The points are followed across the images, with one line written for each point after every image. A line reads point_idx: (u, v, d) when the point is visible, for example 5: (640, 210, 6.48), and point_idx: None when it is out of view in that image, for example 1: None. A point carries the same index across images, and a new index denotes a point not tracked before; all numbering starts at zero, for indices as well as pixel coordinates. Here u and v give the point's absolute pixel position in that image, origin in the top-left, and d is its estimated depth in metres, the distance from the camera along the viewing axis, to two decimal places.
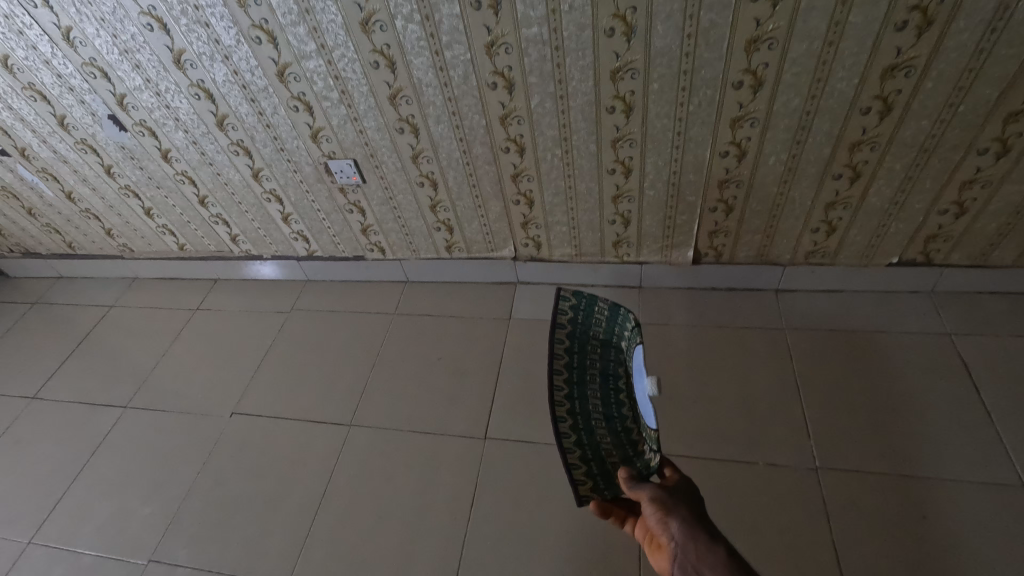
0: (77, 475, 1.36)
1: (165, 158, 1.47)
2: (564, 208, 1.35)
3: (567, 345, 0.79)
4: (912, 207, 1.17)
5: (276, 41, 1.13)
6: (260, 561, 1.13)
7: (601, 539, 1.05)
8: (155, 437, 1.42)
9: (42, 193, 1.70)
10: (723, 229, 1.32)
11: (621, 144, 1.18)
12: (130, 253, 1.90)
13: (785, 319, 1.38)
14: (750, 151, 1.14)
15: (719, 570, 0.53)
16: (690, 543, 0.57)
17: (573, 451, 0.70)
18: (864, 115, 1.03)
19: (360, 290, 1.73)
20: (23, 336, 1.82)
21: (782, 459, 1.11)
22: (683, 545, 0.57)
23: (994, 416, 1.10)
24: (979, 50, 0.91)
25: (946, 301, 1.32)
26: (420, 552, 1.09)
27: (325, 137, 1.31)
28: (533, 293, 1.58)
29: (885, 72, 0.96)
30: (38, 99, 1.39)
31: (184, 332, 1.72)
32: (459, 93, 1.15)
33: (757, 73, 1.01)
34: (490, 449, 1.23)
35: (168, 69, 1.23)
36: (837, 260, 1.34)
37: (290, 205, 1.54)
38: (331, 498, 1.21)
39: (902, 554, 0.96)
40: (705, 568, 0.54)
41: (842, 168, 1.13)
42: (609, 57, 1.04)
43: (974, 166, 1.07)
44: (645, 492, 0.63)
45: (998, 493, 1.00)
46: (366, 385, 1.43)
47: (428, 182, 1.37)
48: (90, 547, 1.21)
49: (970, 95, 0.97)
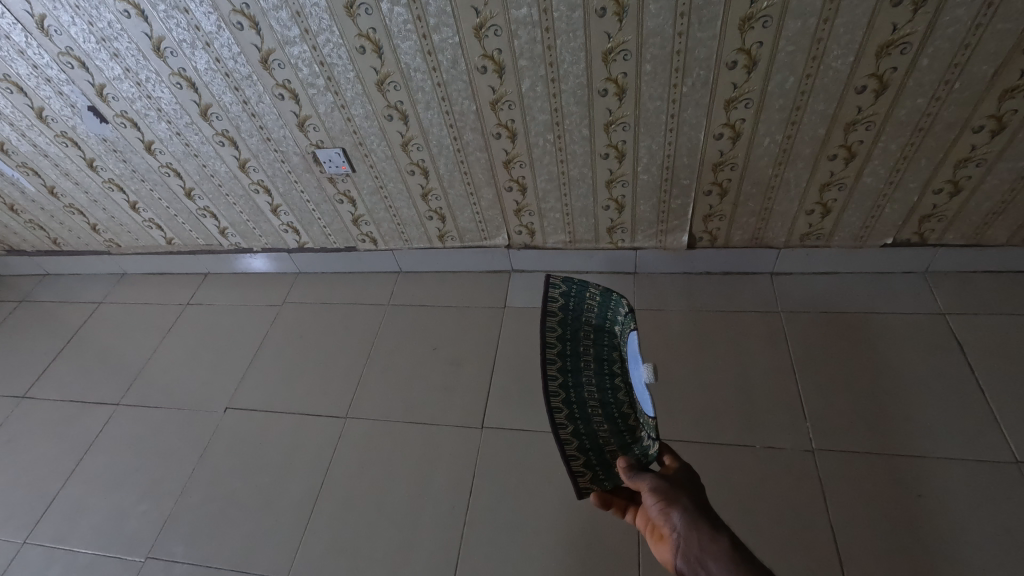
0: (70, 474, 1.35)
1: (149, 150, 1.43)
2: (557, 194, 1.34)
3: (559, 332, 0.76)
4: (907, 186, 1.17)
5: (258, 26, 1.10)
6: (260, 556, 1.12)
7: (600, 525, 1.05)
8: (149, 434, 1.40)
9: (23, 188, 1.66)
10: (718, 213, 1.31)
11: (614, 127, 1.16)
12: (117, 248, 1.87)
13: (780, 301, 1.38)
14: (744, 133, 1.13)
15: (724, 561, 0.52)
16: (692, 533, 0.56)
17: (571, 442, 0.68)
18: (860, 94, 1.02)
19: (352, 281, 1.71)
20: (10, 335, 1.79)
21: (779, 441, 1.12)
22: (685, 535, 0.57)
23: (987, 392, 1.12)
24: (976, 24, 0.89)
25: (939, 280, 1.33)
26: (420, 542, 1.09)
27: (312, 125, 1.28)
28: (527, 281, 1.57)
29: (881, 50, 0.95)
30: (14, 90, 1.35)
31: (175, 328, 1.70)
32: (448, 78, 1.13)
33: (751, 52, 0.99)
34: (488, 438, 1.23)
35: (148, 58, 1.20)
36: (831, 242, 1.33)
37: (279, 197, 1.51)
38: (329, 490, 1.21)
39: (899, 531, 0.97)
40: (710, 560, 0.53)
41: (837, 148, 1.12)
42: (600, 37, 1.02)
43: (969, 145, 1.06)
44: (646, 482, 0.62)
45: (991, 468, 1.01)
46: (360, 377, 1.42)
47: (419, 169, 1.35)
48: (86, 545, 1.20)
49: (965, 72, 0.96)
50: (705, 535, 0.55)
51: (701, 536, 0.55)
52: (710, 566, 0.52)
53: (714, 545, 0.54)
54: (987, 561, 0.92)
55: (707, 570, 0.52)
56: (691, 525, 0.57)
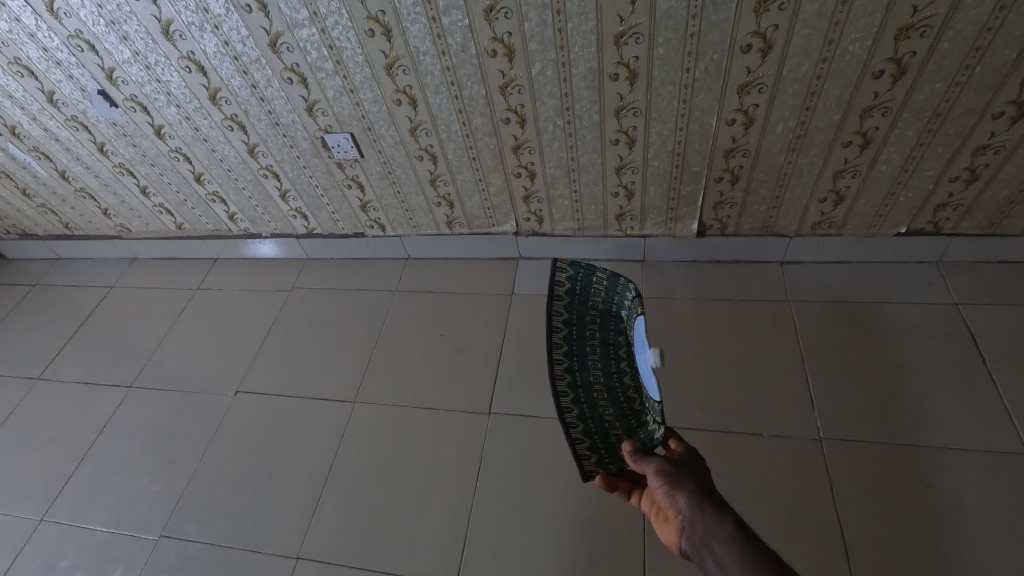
0: (85, 454, 1.38)
1: (158, 135, 1.44)
2: (566, 180, 1.33)
3: (565, 316, 0.78)
4: (922, 174, 1.15)
5: (267, 9, 1.09)
6: (271, 535, 1.14)
7: (606, 511, 1.06)
8: (161, 416, 1.43)
9: (35, 172, 1.67)
10: (728, 201, 1.30)
11: (624, 113, 1.15)
12: (127, 233, 1.88)
13: (790, 290, 1.37)
14: (757, 119, 1.11)
15: (728, 542, 0.52)
16: (697, 516, 0.56)
17: (576, 425, 0.70)
18: (877, 79, 1.00)
19: (360, 267, 1.72)
20: (24, 318, 1.81)
21: (786, 430, 1.12)
22: (689, 517, 0.57)
23: (998, 383, 1.11)
24: (999, 7, 0.87)
25: (953, 270, 1.31)
26: (427, 525, 1.10)
27: (320, 110, 1.28)
28: (535, 268, 1.57)
29: (900, 33, 0.93)
30: (24, 73, 1.35)
31: (185, 312, 1.72)
32: (457, 61, 1.12)
33: (766, 35, 0.98)
34: (495, 423, 1.24)
35: (157, 41, 1.19)
36: (843, 230, 1.32)
37: (288, 182, 1.51)
38: (338, 473, 1.22)
39: (905, 520, 0.97)
40: (714, 541, 0.53)
41: (852, 135, 1.10)
42: (612, 20, 1.00)
43: (988, 131, 1.04)
44: (651, 465, 0.63)
45: (1001, 459, 1.01)
46: (368, 362, 1.43)
47: (427, 155, 1.34)
48: (101, 523, 1.23)
49: (986, 57, 0.94)
50: (710, 518, 0.55)
51: (706, 518, 0.56)
52: (714, 549, 0.52)
53: (718, 528, 0.54)
54: (994, 551, 0.92)
55: (711, 553, 0.53)
56: (696, 508, 0.57)
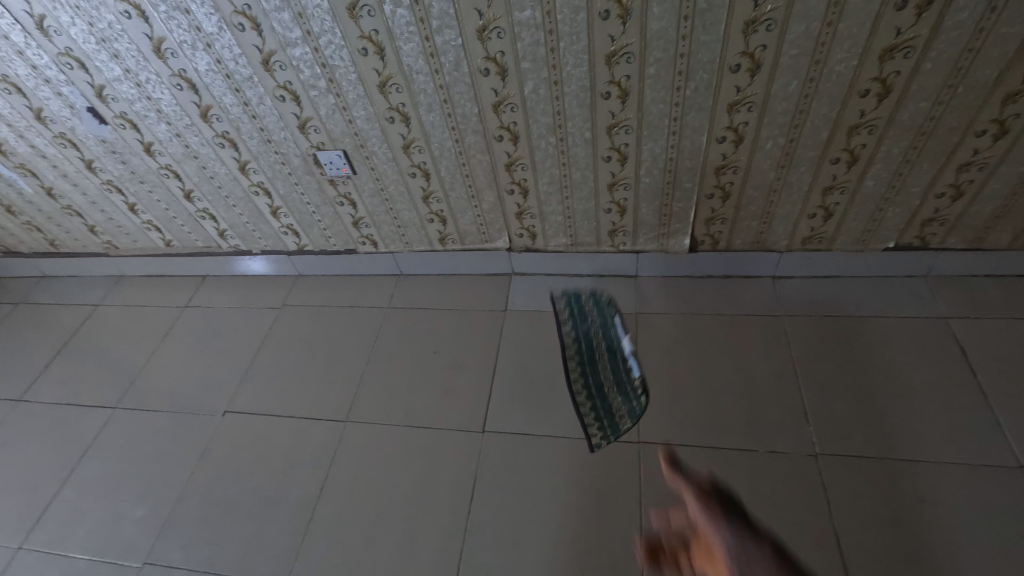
0: (66, 478, 1.34)
1: (148, 152, 1.43)
2: (558, 197, 1.33)
3: None
4: (909, 190, 1.17)
5: (260, 28, 1.09)
6: (258, 561, 1.11)
7: (603, 531, 1.05)
8: (147, 438, 1.39)
9: (20, 189, 1.65)
10: (720, 216, 1.31)
11: (616, 130, 1.16)
12: (115, 250, 1.85)
13: (782, 304, 1.37)
14: (747, 137, 1.13)
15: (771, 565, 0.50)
16: (740, 542, 0.55)
17: None
18: (863, 98, 1.02)
19: (351, 284, 1.70)
20: (6, 338, 1.77)
21: (782, 446, 1.11)
22: (730, 541, 0.55)
23: (990, 397, 1.11)
24: (979, 29, 0.90)
25: (941, 285, 1.33)
26: (420, 548, 1.08)
27: (313, 127, 1.28)
28: (528, 284, 1.56)
29: (884, 54, 0.95)
30: (13, 91, 1.34)
31: (173, 330, 1.69)
32: (450, 80, 1.13)
33: (755, 56, 0.99)
34: (489, 442, 1.22)
35: (148, 59, 1.19)
36: (833, 245, 1.33)
37: (279, 199, 1.50)
38: (329, 495, 1.20)
39: (903, 538, 0.96)
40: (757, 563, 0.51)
41: (839, 152, 1.12)
42: (603, 40, 1.02)
43: (972, 149, 1.07)
44: (694, 490, 0.63)
45: (996, 473, 1.01)
46: (360, 381, 1.41)
47: (420, 172, 1.34)
48: (82, 550, 1.19)
49: (969, 76, 0.96)
50: (751, 543, 0.54)
51: (749, 543, 0.54)
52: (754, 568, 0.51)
53: (760, 553, 0.52)
54: (991, 566, 0.91)
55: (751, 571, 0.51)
56: (733, 534, 0.56)
